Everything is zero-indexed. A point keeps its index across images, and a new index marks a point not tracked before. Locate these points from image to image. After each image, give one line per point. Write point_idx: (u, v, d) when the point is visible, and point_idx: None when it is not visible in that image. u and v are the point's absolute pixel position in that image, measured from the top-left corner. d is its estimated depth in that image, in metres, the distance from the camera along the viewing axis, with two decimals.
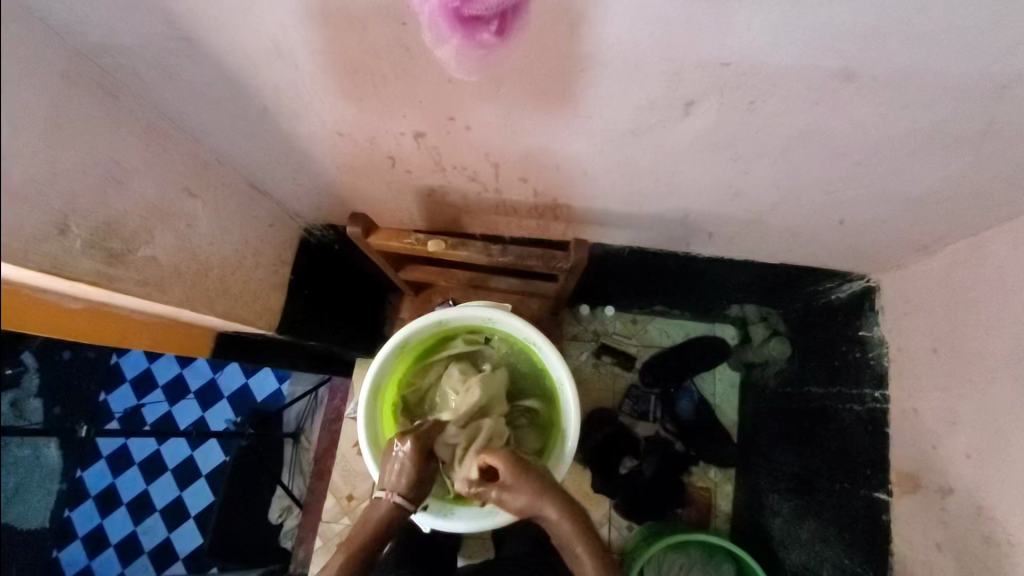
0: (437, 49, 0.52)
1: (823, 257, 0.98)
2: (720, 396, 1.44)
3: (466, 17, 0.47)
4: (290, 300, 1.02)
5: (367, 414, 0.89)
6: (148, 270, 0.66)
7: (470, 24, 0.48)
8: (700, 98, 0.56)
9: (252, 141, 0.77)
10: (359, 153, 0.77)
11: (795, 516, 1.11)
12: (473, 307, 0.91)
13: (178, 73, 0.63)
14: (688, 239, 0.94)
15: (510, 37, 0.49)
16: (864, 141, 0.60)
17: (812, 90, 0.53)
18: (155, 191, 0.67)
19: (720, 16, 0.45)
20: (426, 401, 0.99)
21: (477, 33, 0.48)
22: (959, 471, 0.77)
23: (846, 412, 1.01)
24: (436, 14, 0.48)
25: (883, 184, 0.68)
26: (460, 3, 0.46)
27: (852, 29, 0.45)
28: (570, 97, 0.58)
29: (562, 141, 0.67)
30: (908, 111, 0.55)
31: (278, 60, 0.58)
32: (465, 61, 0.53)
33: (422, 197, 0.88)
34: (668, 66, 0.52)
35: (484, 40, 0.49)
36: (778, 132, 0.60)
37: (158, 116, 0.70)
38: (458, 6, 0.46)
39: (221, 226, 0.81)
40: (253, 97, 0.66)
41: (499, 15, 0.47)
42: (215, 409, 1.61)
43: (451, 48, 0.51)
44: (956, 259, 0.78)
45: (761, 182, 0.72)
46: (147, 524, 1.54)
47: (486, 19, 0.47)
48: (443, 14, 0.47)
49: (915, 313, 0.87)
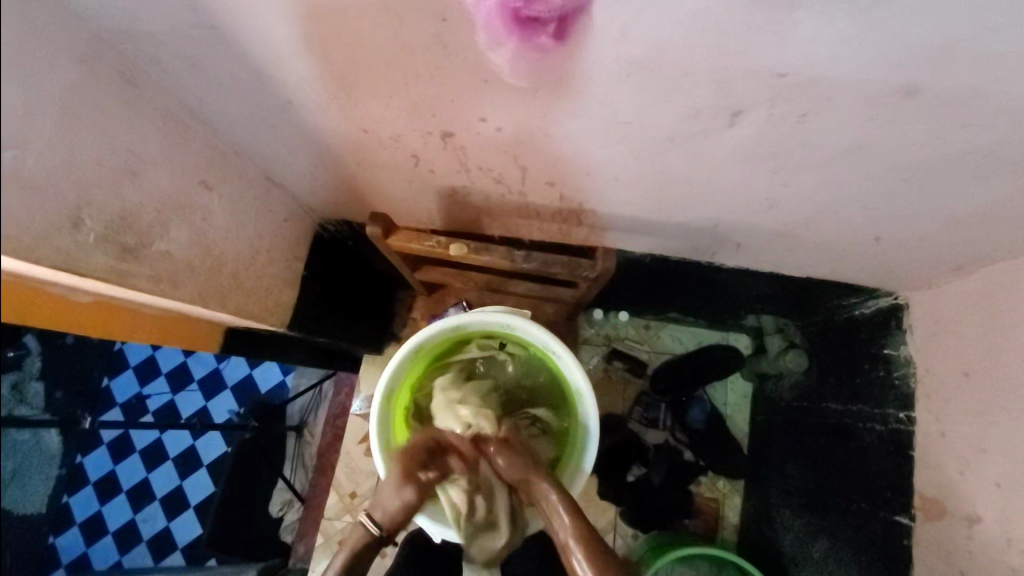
0: (490, 52, 0.50)
1: (852, 273, 0.95)
2: (732, 405, 1.41)
3: (523, 18, 0.45)
4: (301, 296, 0.99)
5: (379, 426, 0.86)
6: (162, 265, 0.64)
7: (527, 26, 0.46)
8: (749, 109, 0.53)
9: (272, 134, 0.75)
10: (381, 150, 0.75)
11: (807, 534, 1.05)
12: (494, 312, 0.89)
13: (201, 62, 0.60)
14: (713, 250, 0.91)
15: (567, 41, 0.47)
16: (917, 158, 0.57)
17: (870, 104, 0.50)
18: (171, 183, 0.64)
19: (784, 24, 0.42)
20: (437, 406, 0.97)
21: (534, 35, 0.46)
22: (987, 501, 0.75)
23: (866, 432, 0.99)
24: (492, 14, 0.45)
25: (926, 204, 0.66)
26: (521, 4, 0.44)
27: (924, 45, 0.43)
28: (612, 102, 0.56)
29: (595, 147, 0.65)
30: (968, 130, 0.52)
31: (307, 52, 0.55)
32: (516, 65, 0.51)
33: (443, 197, 0.86)
34: (719, 74, 0.49)
35: (541, 43, 0.47)
36: (825, 146, 0.57)
37: (176, 104, 0.67)
38: (518, 7, 0.44)
39: (237, 220, 0.78)
40: (278, 88, 0.64)
41: (558, 17, 0.44)
42: (217, 400, 1.59)
43: (506, 52, 0.49)
44: (993, 282, 0.76)
45: (799, 196, 0.69)
46: (147, 513, 1.54)
47: (544, 22, 0.45)
48: (501, 15, 0.45)
49: (948, 334, 0.84)
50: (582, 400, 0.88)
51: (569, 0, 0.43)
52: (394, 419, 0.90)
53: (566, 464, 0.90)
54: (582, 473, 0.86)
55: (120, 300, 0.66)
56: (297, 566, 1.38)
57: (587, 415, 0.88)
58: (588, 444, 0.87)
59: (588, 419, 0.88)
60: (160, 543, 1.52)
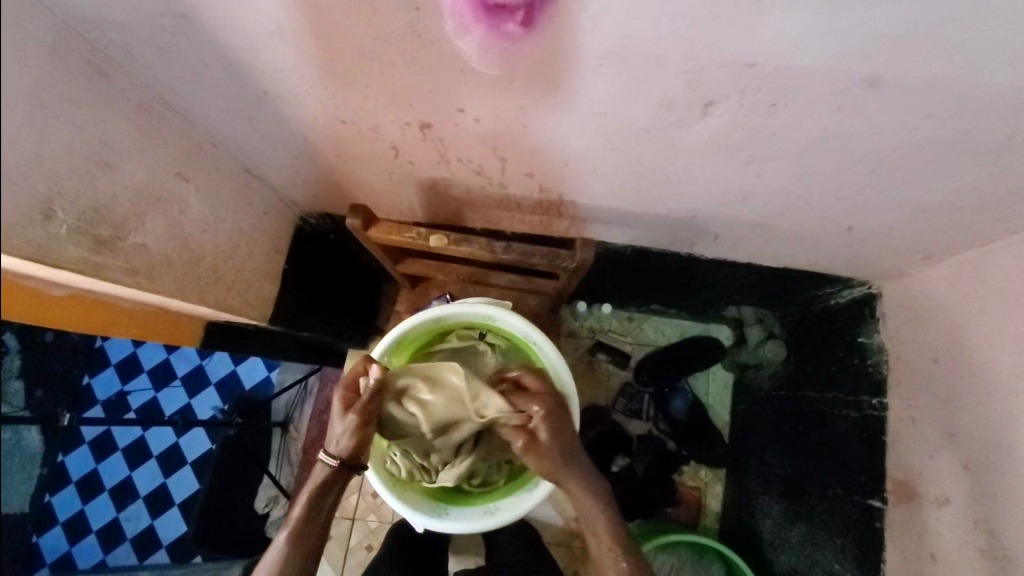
0: (459, 40, 0.50)
1: (827, 263, 0.97)
2: (713, 395, 1.45)
3: (492, 6, 0.46)
4: (284, 290, 0.99)
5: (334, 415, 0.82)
6: (139, 258, 0.64)
7: (496, 14, 0.46)
8: (720, 99, 0.54)
9: (249, 126, 0.74)
10: (360, 142, 0.75)
11: (785, 519, 1.11)
12: (475, 304, 0.89)
13: (175, 52, 0.60)
14: (692, 241, 0.92)
15: (535, 29, 0.48)
16: (886, 147, 0.59)
17: (837, 94, 0.51)
18: (146, 175, 0.64)
19: (752, 12, 0.43)
20: None
21: (501, 22, 0.47)
22: (953, 482, 0.77)
23: (841, 418, 1.01)
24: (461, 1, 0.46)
25: (896, 193, 0.67)
26: None
27: (885, 34, 0.44)
28: (587, 92, 0.56)
29: (572, 138, 0.65)
30: (931, 120, 0.53)
31: (282, 41, 0.55)
32: (487, 55, 0.52)
33: (424, 189, 0.86)
34: (689, 64, 0.50)
35: (510, 31, 0.48)
36: (795, 137, 0.59)
37: (150, 95, 0.67)
38: None
39: (216, 213, 0.78)
40: (253, 78, 0.63)
41: (526, 4, 0.45)
42: (201, 397, 1.62)
43: (475, 39, 0.50)
44: (961, 270, 0.78)
45: (773, 186, 0.70)
46: (131, 511, 1.56)
47: (512, 9, 0.45)
48: (469, 2, 0.46)
49: (917, 321, 0.86)
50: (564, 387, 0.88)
51: None
52: None
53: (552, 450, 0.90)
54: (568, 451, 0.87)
55: (94, 293, 0.65)
56: None
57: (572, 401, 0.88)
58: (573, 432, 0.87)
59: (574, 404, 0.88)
60: (146, 540, 1.54)
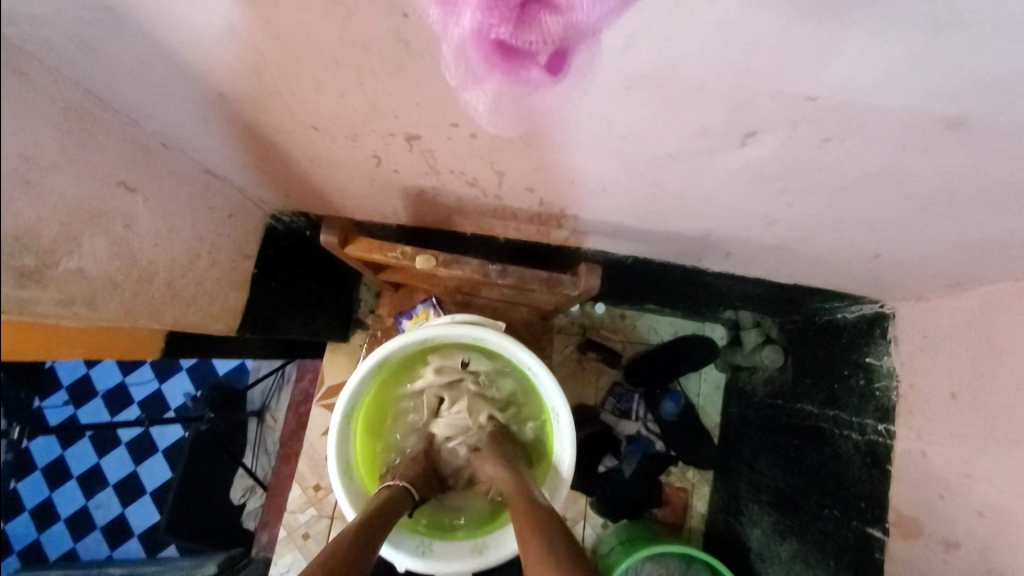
0: (465, 90, 0.41)
1: (841, 283, 0.91)
2: (704, 396, 1.42)
3: (508, 54, 0.35)
4: (253, 296, 0.90)
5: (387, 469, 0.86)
6: (73, 286, 0.55)
7: (515, 61, 0.36)
8: (765, 130, 0.46)
9: (204, 126, 0.64)
10: (336, 149, 0.65)
11: (775, 532, 1.10)
12: (463, 326, 0.80)
13: (105, 48, 0.50)
14: (701, 257, 0.85)
15: (564, 74, 0.39)
16: (944, 186, 0.51)
17: (904, 134, 0.44)
18: (80, 190, 0.54)
19: (825, 41, 0.35)
20: (402, 408, 0.93)
21: (522, 69, 0.36)
22: (966, 526, 0.73)
23: (843, 439, 0.97)
24: (467, 38, 0.35)
25: (937, 230, 0.61)
26: (507, 32, 0.33)
27: (988, 74, 0.36)
28: (606, 114, 0.48)
29: (584, 158, 0.57)
30: (1008, 164, 0.45)
31: (236, 42, 0.45)
32: (498, 100, 0.42)
33: (409, 196, 0.77)
34: (737, 93, 0.42)
35: (533, 77, 0.38)
36: (843, 171, 0.51)
37: (80, 93, 0.56)
38: (502, 38, 0.34)
39: (170, 223, 0.68)
40: (206, 80, 0.53)
41: (554, 48, 0.35)
42: (174, 382, 1.53)
43: (487, 91, 0.40)
44: (991, 302, 0.72)
45: (802, 215, 0.63)
46: (99, 500, 1.49)
47: (535, 53, 0.35)
48: (479, 45, 0.35)
49: (933, 350, 0.82)
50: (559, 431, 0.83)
51: (572, 30, 0.33)
52: (355, 431, 0.85)
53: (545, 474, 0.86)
54: (560, 490, 0.82)
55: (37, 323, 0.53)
56: (260, 554, 1.33)
57: (562, 444, 0.84)
58: (564, 467, 0.82)
59: (562, 459, 0.83)
60: (116, 530, 1.46)
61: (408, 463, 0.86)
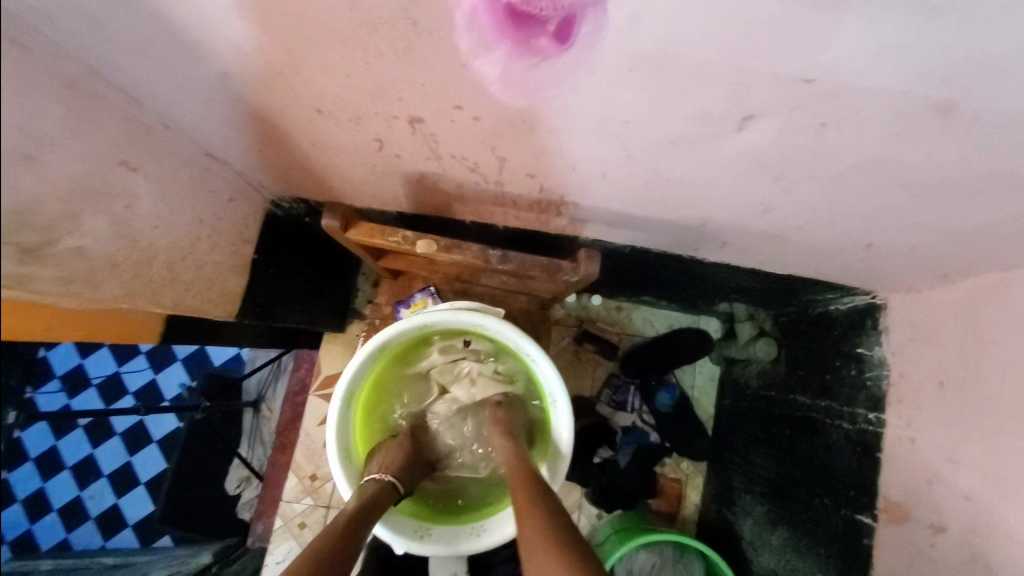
0: (477, 59, 0.45)
1: (834, 274, 0.93)
2: (699, 388, 1.43)
3: (520, 17, 0.40)
4: (253, 281, 0.90)
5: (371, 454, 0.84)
6: (76, 264, 0.55)
7: (524, 26, 0.40)
8: (762, 114, 0.47)
9: (207, 107, 0.64)
10: (339, 133, 0.66)
11: (767, 521, 1.12)
12: (464, 313, 0.81)
13: (112, 23, 0.50)
14: (698, 246, 0.86)
15: (571, 48, 0.42)
16: (934, 175, 0.53)
17: (896, 120, 0.45)
18: (83, 168, 0.55)
19: (822, 25, 0.36)
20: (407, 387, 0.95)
21: (532, 38, 0.41)
22: (952, 510, 0.74)
23: (834, 429, 0.99)
24: (479, 8, 0.40)
25: (928, 219, 0.62)
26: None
27: (978, 58, 0.37)
28: (608, 97, 0.49)
29: (585, 143, 0.58)
30: (995, 151, 0.46)
31: (244, 20, 0.46)
32: (509, 72, 0.46)
33: (411, 182, 0.78)
34: (736, 76, 0.43)
35: (541, 46, 0.42)
36: (836, 158, 0.52)
37: (85, 70, 0.56)
38: (513, 2, 0.39)
39: (171, 205, 0.69)
40: (211, 60, 0.54)
41: (562, 15, 0.39)
42: (169, 371, 1.52)
43: (497, 59, 0.44)
44: (979, 292, 0.74)
45: (798, 204, 0.64)
46: (93, 489, 1.45)
47: (544, 19, 0.39)
48: (491, 13, 0.40)
49: (923, 340, 0.83)
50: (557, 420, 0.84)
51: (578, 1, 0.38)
52: (355, 414, 0.86)
53: (546, 451, 0.88)
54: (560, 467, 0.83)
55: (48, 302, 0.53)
56: (256, 545, 1.37)
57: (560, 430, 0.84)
58: (563, 449, 0.83)
59: (560, 444, 0.84)
60: (109, 520, 1.45)
61: (393, 449, 0.85)
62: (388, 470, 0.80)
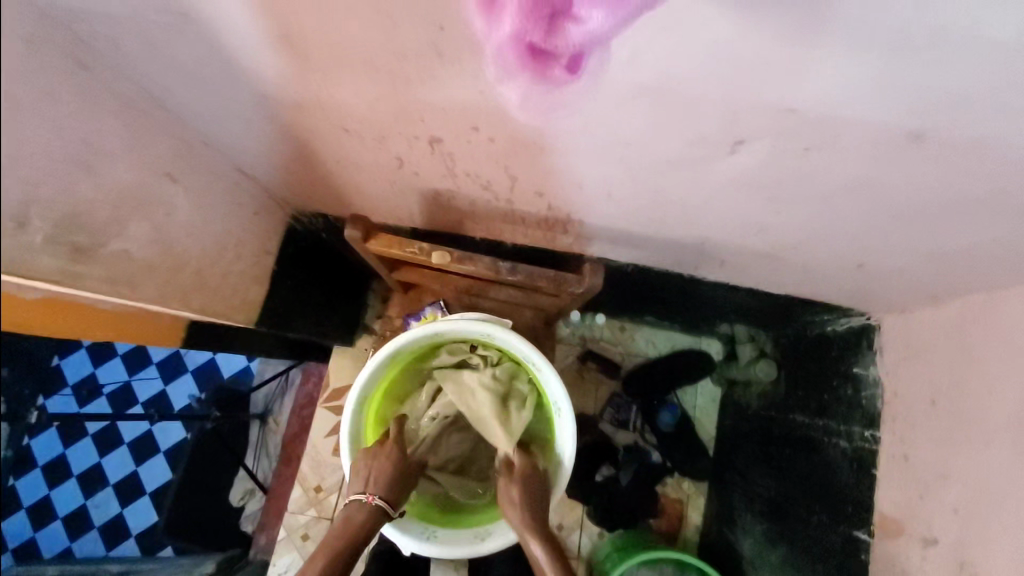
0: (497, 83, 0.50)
1: (829, 294, 0.97)
2: (700, 409, 1.45)
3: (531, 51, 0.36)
4: (271, 291, 0.94)
5: (357, 462, 0.84)
6: (119, 266, 0.59)
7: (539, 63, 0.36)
8: (752, 139, 0.52)
9: (243, 126, 0.70)
10: (363, 151, 0.71)
11: (766, 540, 1.13)
12: (476, 322, 0.85)
13: (167, 49, 0.56)
14: (697, 265, 0.90)
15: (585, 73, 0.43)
16: (915, 198, 0.57)
17: (874, 146, 0.49)
18: (131, 178, 0.60)
19: (802, 62, 0.41)
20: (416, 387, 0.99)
21: (546, 70, 0.36)
22: (943, 524, 0.76)
23: (831, 447, 1.01)
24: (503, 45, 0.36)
25: (913, 240, 0.66)
26: (539, 37, 0.33)
27: (943, 92, 0.41)
28: (612, 121, 0.53)
29: (592, 164, 0.63)
30: (967, 176, 0.51)
31: (287, 48, 0.52)
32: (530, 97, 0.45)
33: (426, 199, 0.82)
34: (728, 104, 0.47)
35: (555, 76, 0.38)
36: (822, 180, 0.57)
37: (137, 91, 0.62)
38: (535, 40, 0.34)
39: (203, 215, 0.73)
40: (252, 83, 0.59)
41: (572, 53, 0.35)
42: (177, 383, 1.49)
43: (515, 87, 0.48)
44: (966, 312, 0.78)
45: (790, 223, 0.69)
46: (98, 499, 1.50)
47: (559, 55, 0.35)
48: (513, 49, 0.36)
49: (915, 359, 0.86)
50: (559, 439, 0.88)
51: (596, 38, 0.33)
52: (368, 417, 0.89)
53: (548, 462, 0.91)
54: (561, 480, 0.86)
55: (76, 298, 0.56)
56: (258, 557, 1.38)
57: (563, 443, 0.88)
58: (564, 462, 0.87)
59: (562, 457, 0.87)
60: (113, 530, 1.46)
61: (380, 462, 0.85)
62: (374, 489, 0.82)
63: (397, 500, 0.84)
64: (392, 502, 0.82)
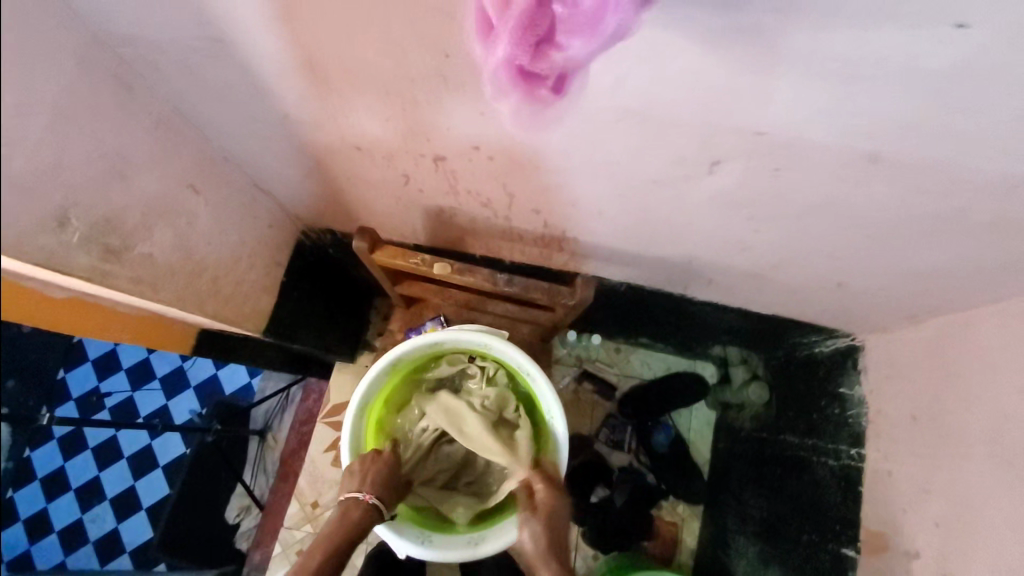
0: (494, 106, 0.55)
1: (815, 314, 1.00)
2: (694, 432, 1.46)
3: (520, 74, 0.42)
4: (279, 302, 0.98)
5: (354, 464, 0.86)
6: (146, 268, 0.64)
7: (527, 84, 0.42)
8: (727, 160, 0.57)
9: (262, 143, 0.76)
10: (373, 168, 0.76)
11: (759, 560, 1.13)
12: (474, 333, 0.89)
13: (201, 72, 0.62)
14: (687, 283, 0.94)
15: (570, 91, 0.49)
16: (882, 218, 0.61)
17: (839, 168, 0.54)
18: (160, 188, 0.65)
19: (767, 89, 0.46)
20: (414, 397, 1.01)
21: (533, 91, 0.42)
22: (926, 536, 0.78)
23: (820, 465, 1.03)
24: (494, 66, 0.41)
25: (886, 259, 0.70)
26: (527, 60, 0.39)
27: (895, 117, 0.46)
28: (602, 142, 0.59)
29: (584, 181, 0.68)
30: (924, 196, 0.55)
31: (309, 72, 0.57)
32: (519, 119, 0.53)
33: (430, 215, 0.87)
34: (704, 128, 0.53)
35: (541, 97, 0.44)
36: (795, 200, 0.62)
37: (169, 109, 0.68)
38: (523, 63, 0.39)
39: (221, 226, 0.79)
40: (275, 103, 0.65)
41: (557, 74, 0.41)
42: (180, 395, 1.50)
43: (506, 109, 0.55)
44: (943, 331, 0.81)
45: (769, 242, 0.73)
46: (94, 511, 1.36)
47: (545, 77, 0.41)
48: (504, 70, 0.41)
49: (897, 377, 0.90)
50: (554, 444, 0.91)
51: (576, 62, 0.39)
52: (369, 425, 0.92)
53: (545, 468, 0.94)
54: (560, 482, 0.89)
55: (94, 298, 0.61)
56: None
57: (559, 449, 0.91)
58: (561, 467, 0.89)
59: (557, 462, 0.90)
60: (108, 544, 1.34)
61: (377, 466, 0.88)
62: (374, 488, 0.84)
63: (391, 502, 0.86)
64: (386, 501, 0.85)
